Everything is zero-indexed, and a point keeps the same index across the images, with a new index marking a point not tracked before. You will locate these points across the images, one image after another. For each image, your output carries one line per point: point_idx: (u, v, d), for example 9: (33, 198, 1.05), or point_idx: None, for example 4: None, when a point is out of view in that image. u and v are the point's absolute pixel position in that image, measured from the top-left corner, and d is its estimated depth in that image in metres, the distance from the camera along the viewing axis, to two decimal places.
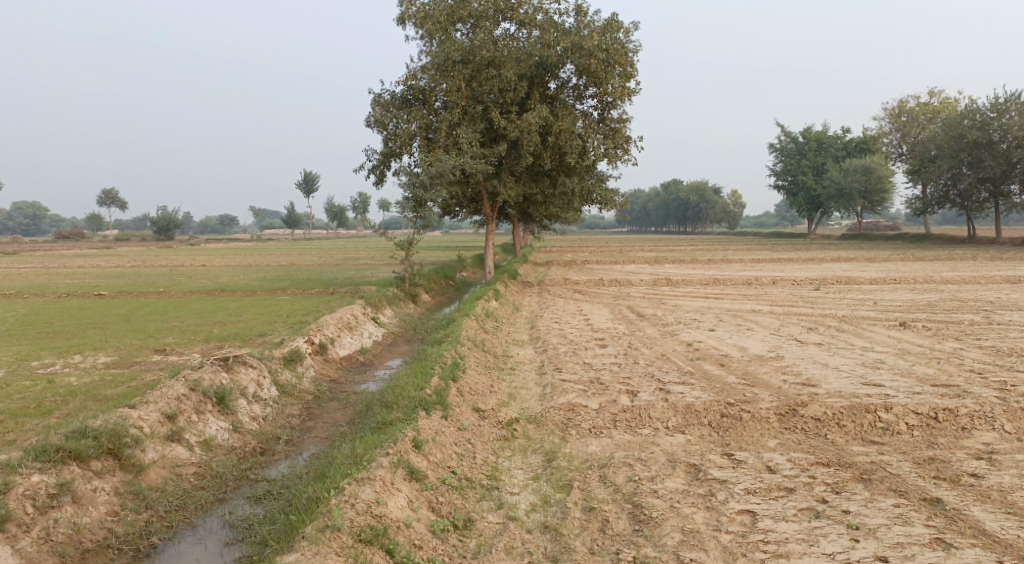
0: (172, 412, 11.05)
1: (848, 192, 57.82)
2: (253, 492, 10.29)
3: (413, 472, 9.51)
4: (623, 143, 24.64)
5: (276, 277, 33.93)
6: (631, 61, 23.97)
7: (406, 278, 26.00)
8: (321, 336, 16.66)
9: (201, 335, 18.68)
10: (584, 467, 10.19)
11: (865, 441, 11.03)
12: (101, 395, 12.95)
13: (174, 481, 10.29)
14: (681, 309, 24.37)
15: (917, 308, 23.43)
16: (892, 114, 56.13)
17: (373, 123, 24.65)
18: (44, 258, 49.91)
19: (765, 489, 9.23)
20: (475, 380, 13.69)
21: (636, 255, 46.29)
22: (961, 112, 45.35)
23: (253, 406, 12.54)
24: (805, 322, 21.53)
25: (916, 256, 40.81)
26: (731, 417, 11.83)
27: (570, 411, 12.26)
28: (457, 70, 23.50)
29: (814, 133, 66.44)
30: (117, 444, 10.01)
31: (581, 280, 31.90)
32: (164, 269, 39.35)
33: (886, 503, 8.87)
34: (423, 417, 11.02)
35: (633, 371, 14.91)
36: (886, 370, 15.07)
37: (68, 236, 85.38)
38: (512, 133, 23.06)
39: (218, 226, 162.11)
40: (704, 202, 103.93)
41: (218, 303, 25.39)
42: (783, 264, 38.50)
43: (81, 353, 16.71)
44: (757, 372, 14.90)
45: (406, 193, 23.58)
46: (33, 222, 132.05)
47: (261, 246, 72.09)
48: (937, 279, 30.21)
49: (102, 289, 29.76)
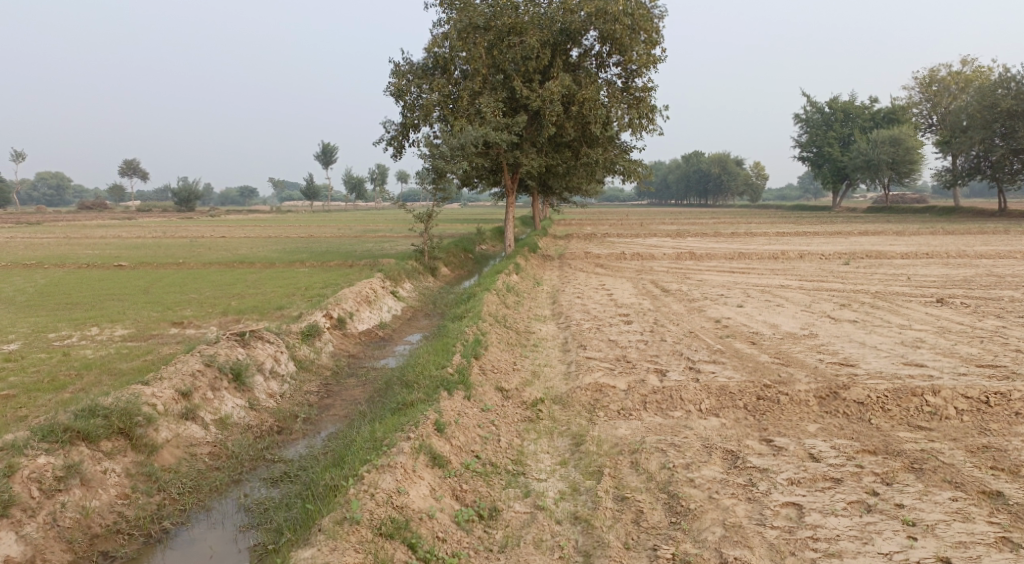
0: (186, 389, 10.60)
1: (875, 163, 56.52)
2: (268, 474, 9.84)
3: (436, 458, 9.01)
4: (648, 113, 23.84)
5: (296, 249, 33.55)
6: (656, 27, 23.13)
7: (425, 251, 25.43)
8: (340, 310, 16.20)
9: (219, 307, 18.27)
10: (614, 452, 9.65)
11: (912, 427, 10.42)
12: (116, 369, 12.56)
13: (188, 461, 9.86)
14: (707, 284, 23.69)
15: (952, 284, 22.62)
16: (922, 83, 54.62)
17: (392, 93, 24.04)
18: (65, 228, 49.91)
19: (810, 479, 8.67)
20: (497, 357, 13.17)
21: (657, 228, 45.48)
22: (995, 81, 43.94)
23: (270, 383, 12.10)
24: (837, 298, 20.82)
25: (946, 229, 39.73)
26: (768, 399, 11.24)
27: (598, 391, 11.70)
28: (478, 37, 22.77)
29: (841, 103, 64.85)
30: (129, 423, 9.56)
31: (603, 254, 31.25)
32: (184, 240, 39.01)
33: (942, 497, 8.29)
34: (445, 398, 10.51)
35: (662, 349, 14.33)
36: (926, 349, 14.39)
37: (90, 206, 85.49)
38: (534, 102, 22.37)
39: (238, 197, 162.39)
40: (726, 175, 102.51)
41: (236, 275, 25.00)
42: (809, 237, 37.59)
43: (98, 324, 16.37)
44: (791, 351, 14.27)
45: (426, 165, 22.99)
46: (57, 192, 132.67)
47: (279, 218, 71.78)
48: (970, 254, 29.27)
49: (121, 259, 29.44)
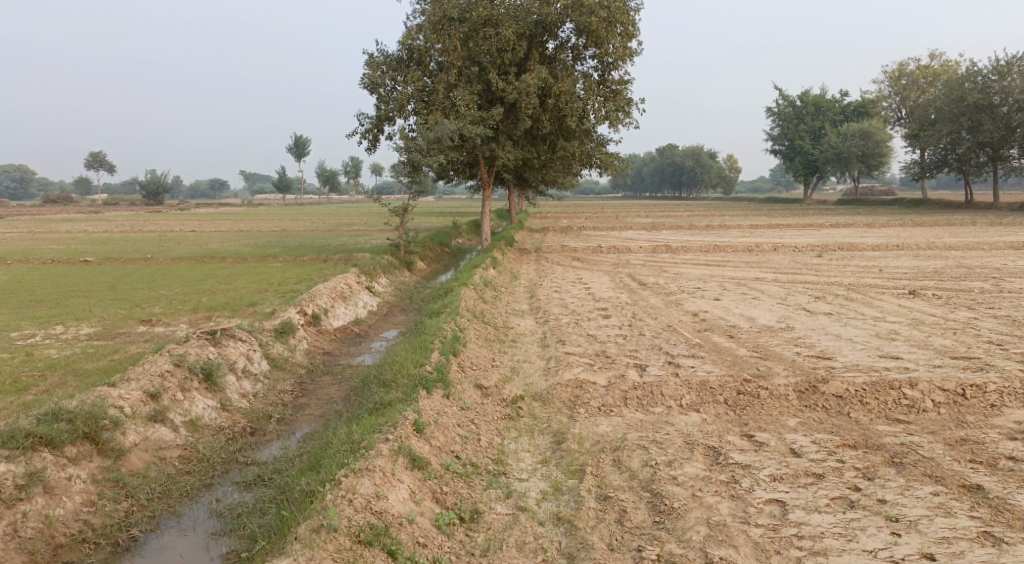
0: (155, 390, 10.36)
1: (846, 156, 56.98)
2: (241, 477, 9.65)
3: (415, 460, 8.87)
4: (624, 106, 23.75)
5: (268, 243, 33.16)
6: (632, 20, 23.05)
7: (400, 245, 25.20)
8: (314, 306, 15.97)
9: (190, 304, 17.96)
10: (595, 449, 9.57)
11: (891, 420, 10.44)
12: (82, 369, 12.26)
13: (157, 466, 9.64)
14: (683, 277, 23.69)
15: (924, 276, 22.80)
16: (891, 77, 55.10)
17: (366, 85, 23.74)
18: (30, 223, 48.92)
19: (793, 476, 8.65)
20: (475, 354, 13.03)
21: (632, 221, 45.50)
22: (963, 75, 44.40)
23: (242, 382, 11.88)
24: (811, 291, 20.89)
25: (916, 222, 40.12)
26: (747, 394, 11.20)
27: (577, 387, 11.60)
28: (454, 29, 22.55)
29: (812, 97, 65.28)
30: (95, 427, 9.33)
31: (579, 247, 31.18)
32: (153, 234, 38.38)
33: (924, 491, 8.31)
34: (423, 397, 10.36)
35: (640, 344, 14.27)
36: (901, 342, 14.45)
37: (58, 199, 84.05)
38: (510, 95, 22.20)
39: (209, 191, 160.42)
40: (699, 168, 102.92)
41: (207, 271, 24.62)
42: (782, 230, 37.79)
43: (64, 323, 16.00)
44: (768, 345, 14.26)
45: (401, 158, 22.75)
46: (22, 186, 130.31)
47: (251, 211, 70.93)
48: (941, 246, 29.56)
49: (88, 255, 28.89)
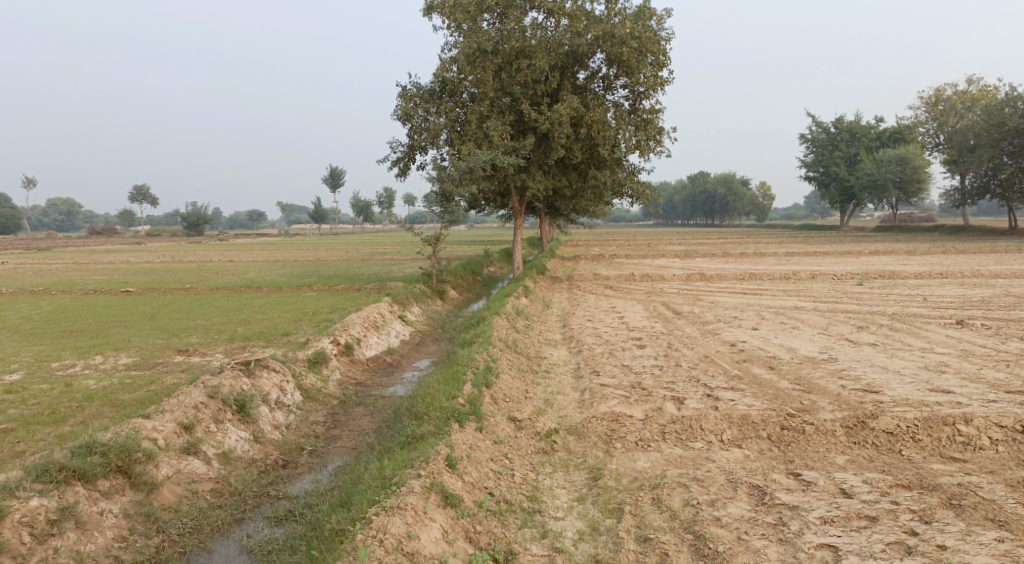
0: (188, 421, 10.19)
1: (882, 183, 56.13)
2: (272, 512, 9.40)
3: (448, 498, 8.59)
4: (656, 135, 23.45)
5: (303, 272, 33.23)
6: (663, 49, 22.83)
7: (433, 274, 25.04)
8: (347, 335, 15.80)
9: (225, 334, 17.90)
10: (634, 487, 9.21)
11: (945, 459, 9.97)
12: (118, 400, 12.16)
13: (189, 499, 9.44)
14: (719, 306, 23.23)
15: (970, 305, 22.10)
16: (929, 103, 54.21)
17: (398, 117, 23.75)
18: (74, 254, 49.71)
19: (844, 518, 8.33)
20: (509, 385, 12.72)
21: (665, 249, 45.06)
22: (1002, 101, 43.52)
23: (275, 413, 11.68)
24: (853, 320, 20.33)
25: (957, 249, 39.20)
26: (792, 430, 10.75)
27: (614, 421, 11.23)
28: (487, 61, 22.48)
29: (847, 123, 64.51)
30: (128, 460, 9.15)
31: (612, 275, 30.84)
32: (191, 265, 38.70)
33: (987, 537, 7.97)
34: (456, 431, 10.08)
35: (677, 375, 13.87)
36: (951, 374, 13.89)
37: (99, 230, 85.38)
38: (542, 125, 22.06)
39: (246, 220, 162.75)
40: (732, 195, 102.14)
41: (243, 300, 24.68)
42: (819, 257, 37.14)
43: (101, 353, 15.99)
44: (811, 377, 13.80)
45: (434, 188, 22.67)
46: (66, 218, 133.14)
47: (286, 240, 71.52)
48: (985, 273, 28.77)
49: (128, 285, 29.11)
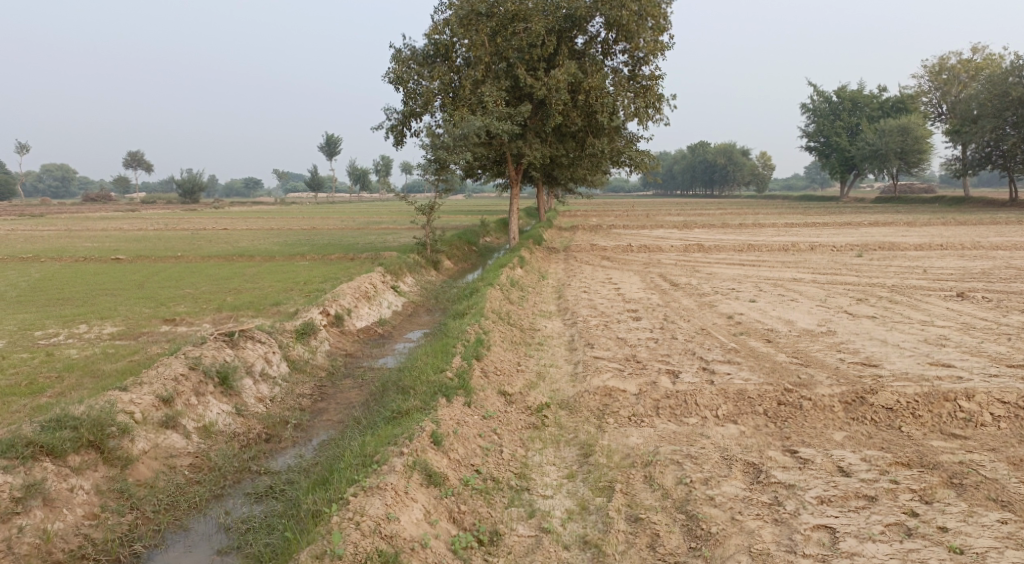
0: (167, 394, 9.88)
1: (883, 153, 55.56)
2: (252, 488, 9.15)
3: (431, 476, 8.33)
4: (655, 102, 22.97)
5: (297, 241, 32.82)
6: (664, 13, 22.28)
7: (427, 244, 24.67)
8: (337, 306, 15.48)
9: (214, 303, 17.56)
10: (626, 464, 8.94)
11: (945, 436, 9.73)
12: (99, 371, 11.86)
13: (166, 475, 9.17)
14: (716, 277, 22.90)
15: (971, 277, 21.79)
16: (932, 71, 53.46)
17: (392, 80, 23.29)
18: (67, 220, 49.17)
19: (841, 498, 8.08)
20: (500, 358, 12.44)
21: (664, 219, 44.70)
22: (1007, 70, 42.88)
23: (259, 386, 11.37)
24: (853, 292, 20.03)
25: (958, 220, 38.80)
26: (789, 405, 10.48)
27: (607, 395, 10.94)
28: (482, 24, 21.97)
29: (849, 92, 63.75)
30: (100, 435, 8.86)
31: (609, 246, 30.47)
32: (185, 232, 38.27)
33: (990, 519, 7.72)
34: (443, 406, 9.79)
35: (672, 348, 13.58)
36: (952, 348, 13.60)
37: (94, 197, 84.53)
38: (539, 91, 21.59)
39: (244, 188, 162.13)
40: (732, 165, 101.38)
41: (234, 269, 24.31)
42: (819, 229, 36.75)
43: (87, 322, 15.65)
44: (809, 350, 13.51)
45: (428, 155, 22.25)
46: (62, 184, 132.11)
47: (283, 209, 70.74)
48: (986, 245, 28.42)
49: (119, 253, 28.71)
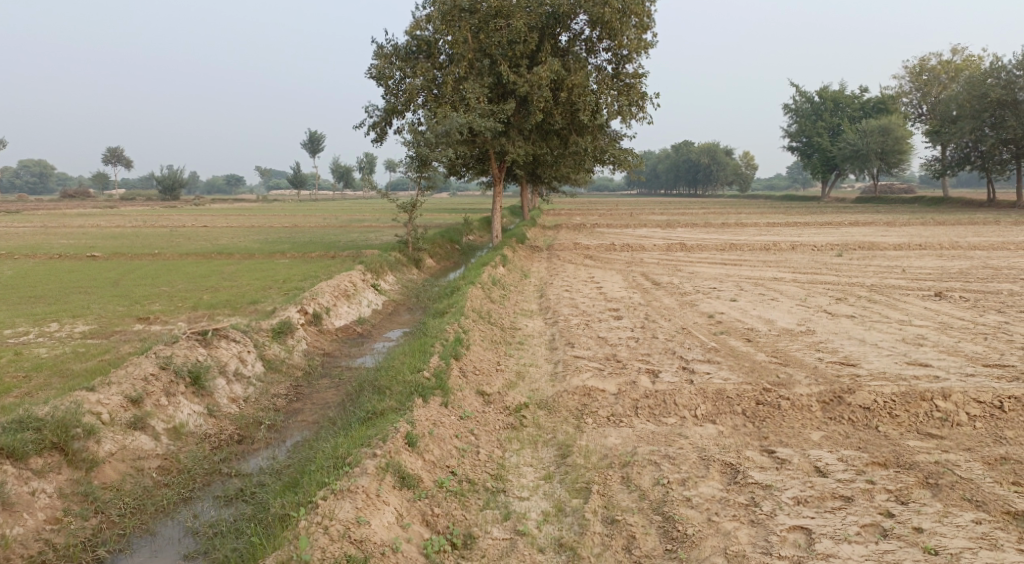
0: (136, 395, 9.71)
1: (864, 153, 55.86)
2: (222, 491, 9.01)
3: (404, 479, 8.22)
4: (638, 100, 22.92)
5: (277, 239, 32.55)
6: (648, 12, 22.24)
7: (409, 242, 24.51)
8: (316, 304, 15.31)
9: (190, 301, 17.34)
10: (602, 465, 8.87)
11: (922, 436, 9.72)
12: (70, 370, 11.65)
13: (134, 477, 9.01)
14: (698, 276, 22.88)
15: (949, 277, 21.88)
16: (912, 72, 53.79)
17: (374, 77, 23.13)
18: (46, 217, 48.56)
19: (818, 499, 8.04)
20: (479, 357, 12.34)
21: (647, 218, 44.74)
22: (986, 71, 43.18)
23: (233, 386, 11.20)
24: (833, 292, 20.07)
25: (937, 220, 39.04)
26: (767, 405, 10.43)
27: (585, 395, 10.86)
28: (464, 20, 21.85)
29: (831, 92, 64.06)
30: (64, 437, 8.69)
31: (592, 244, 30.41)
32: (165, 230, 37.87)
33: (965, 519, 7.70)
34: (418, 406, 9.67)
35: (652, 347, 13.53)
36: (930, 348, 13.63)
37: (73, 194, 83.57)
38: (521, 88, 21.50)
39: (225, 185, 161.08)
40: (714, 164, 101.70)
41: (213, 267, 24.05)
42: (800, 228, 36.86)
43: (60, 320, 15.40)
44: (788, 349, 13.49)
45: (409, 152, 22.08)
46: (41, 181, 130.71)
47: (264, 207, 70.27)
48: (965, 245, 28.59)
49: (96, 250, 28.34)
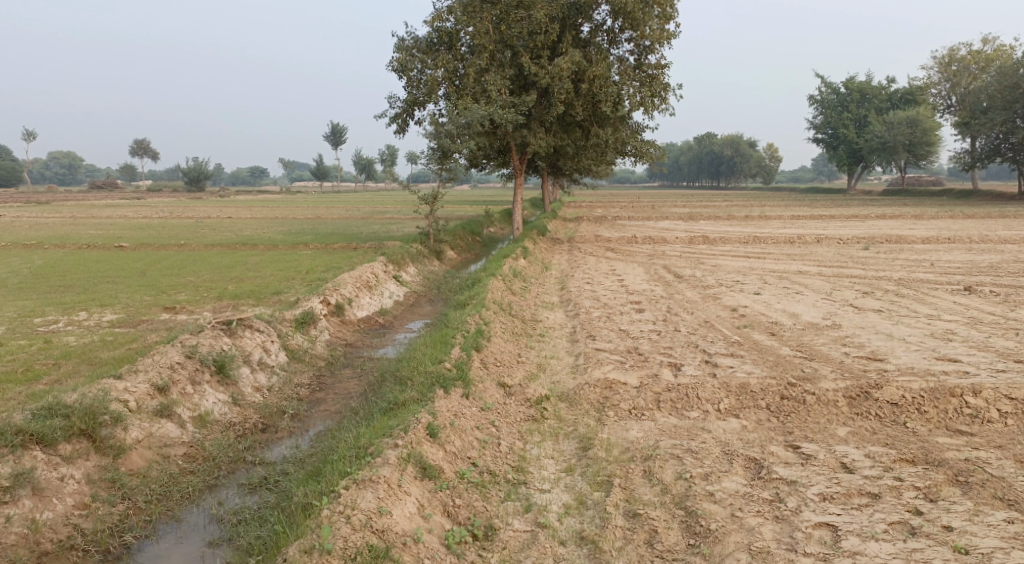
0: (163, 383, 9.76)
1: (891, 145, 55.15)
2: (246, 479, 9.04)
3: (426, 469, 8.20)
4: (660, 91, 22.72)
5: (301, 230, 32.68)
6: (671, 1, 22.02)
7: (431, 234, 24.50)
8: (338, 295, 15.33)
9: (215, 291, 17.43)
10: (625, 458, 8.81)
11: (950, 433, 9.57)
12: (96, 359, 11.74)
13: (160, 464, 9.06)
14: (721, 270, 22.71)
15: (978, 271, 21.57)
16: (941, 63, 53.01)
17: (395, 69, 23.12)
18: (73, 207, 49.10)
19: (844, 495, 7.93)
20: (501, 349, 12.30)
21: (670, 211, 44.50)
22: (1017, 62, 42.45)
23: (257, 375, 11.24)
24: (858, 285, 19.85)
25: (966, 213, 38.51)
26: (792, 399, 10.32)
27: (607, 388, 10.79)
28: (486, 12, 21.75)
29: (857, 84, 63.30)
30: (92, 424, 8.74)
31: (614, 237, 30.29)
32: (190, 220, 38.15)
33: (996, 518, 7.57)
34: (440, 397, 9.65)
35: (675, 341, 13.42)
36: (959, 343, 13.42)
37: (101, 185, 84.45)
38: (543, 79, 21.38)
39: (250, 177, 162.17)
40: (739, 156, 100.93)
41: (237, 257, 24.19)
42: (826, 221, 36.48)
43: (87, 309, 15.54)
44: (813, 344, 13.34)
45: (431, 144, 22.06)
46: (69, 172, 132.28)
47: (287, 198, 70.59)
48: (994, 239, 28.17)
49: (123, 240, 28.59)
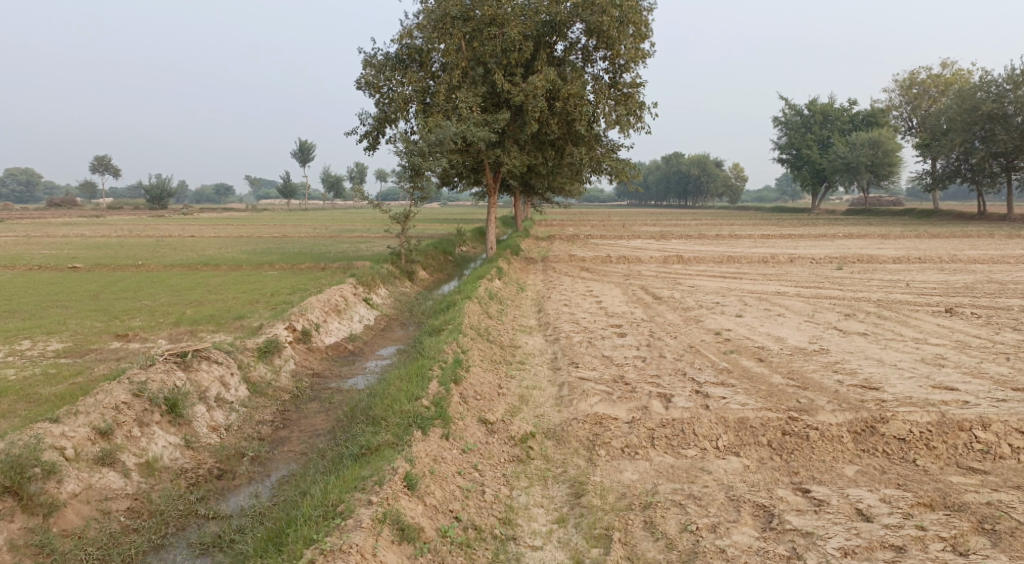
0: (106, 426, 8.85)
1: (854, 165, 55.37)
2: (198, 538, 8.19)
3: (404, 530, 7.50)
4: (636, 110, 22.14)
5: (266, 250, 31.54)
6: (645, 20, 21.50)
7: (401, 254, 23.63)
8: (304, 321, 14.41)
9: (172, 317, 16.40)
10: (623, 506, 8.12)
11: (964, 471, 8.96)
12: (37, 395, 10.74)
13: (99, 522, 8.18)
14: (699, 290, 22.11)
15: (955, 292, 21.19)
16: (902, 86, 53.41)
17: (364, 86, 22.35)
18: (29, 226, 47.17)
19: (866, 549, 7.37)
20: (479, 380, 11.48)
21: (639, 230, 44.01)
22: (976, 84, 42.59)
23: (214, 413, 10.29)
24: (840, 307, 19.32)
25: (932, 232, 38.44)
26: (794, 435, 9.60)
27: (597, 424, 10.00)
28: (457, 28, 21.08)
29: (820, 106, 63.65)
30: (19, 479, 7.86)
31: (587, 256, 29.61)
32: (149, 239, 36.70)
33: None
34: (417, 440, 8.85)
35: (661, 368, 12.71)
36: (952, 369, 12.86)
37: (59, 203, 81.91)
38: (516, 97, 20.67)
39: (213, 195, 159.70)
40: (705, 176, 101.30)
41: (198, 279, 23.11)
42: (795, 240, 36.17)
43: (32, 338, 14.46)
44: (805, 370, 12.69)
45: (401, 162, 21.27)
46: (27, 189, 128.99)
47: (251, 216, 68.95)
48: (965, 258, 27.93)
49: (78, 262, 27.26)
